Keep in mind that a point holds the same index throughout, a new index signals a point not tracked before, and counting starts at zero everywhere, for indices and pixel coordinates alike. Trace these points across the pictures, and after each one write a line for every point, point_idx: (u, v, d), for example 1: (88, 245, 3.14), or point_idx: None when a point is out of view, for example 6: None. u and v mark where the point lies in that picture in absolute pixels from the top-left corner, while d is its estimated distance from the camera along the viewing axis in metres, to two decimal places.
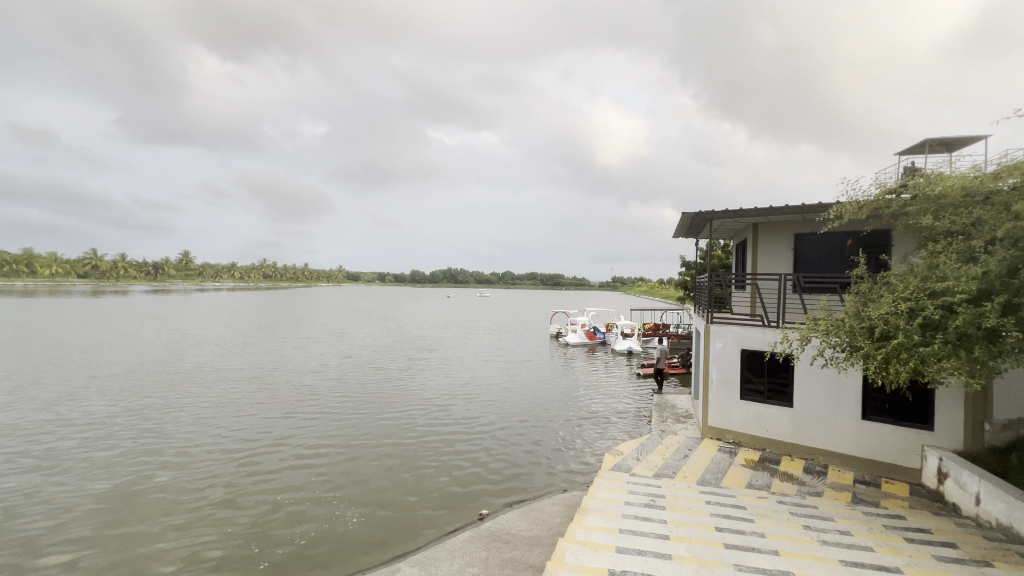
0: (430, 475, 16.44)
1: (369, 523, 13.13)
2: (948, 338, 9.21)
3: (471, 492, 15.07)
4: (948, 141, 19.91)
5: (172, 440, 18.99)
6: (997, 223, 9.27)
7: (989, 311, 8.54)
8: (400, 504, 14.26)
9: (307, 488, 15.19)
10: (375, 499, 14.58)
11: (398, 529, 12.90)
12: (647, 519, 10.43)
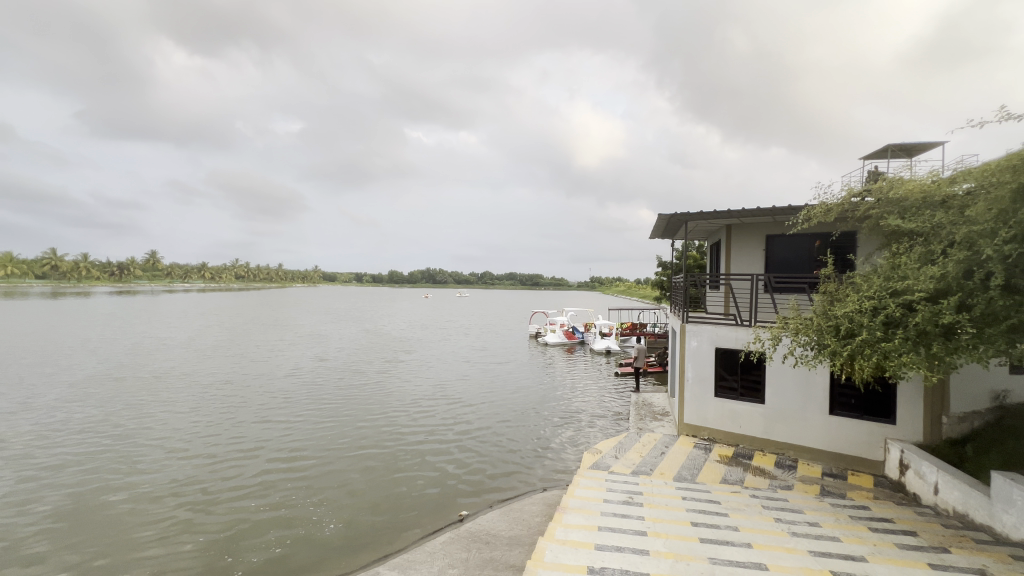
0: (301, 437, 13.49)
1: (174, 492, 10.14)
2: (736, 338, 10.92)
3: (311, 476, 10.92)
4: (911, 147, 14.54)
5: (96, 391, 19.91)
6: (949, 224, 7.01)
7: (941, 318, 6.12)
8: (232, 477, 11.04)
9: (160, 441, 13.34)
10: (217, 459, 11.90)
11: (211, 498, 10.08)
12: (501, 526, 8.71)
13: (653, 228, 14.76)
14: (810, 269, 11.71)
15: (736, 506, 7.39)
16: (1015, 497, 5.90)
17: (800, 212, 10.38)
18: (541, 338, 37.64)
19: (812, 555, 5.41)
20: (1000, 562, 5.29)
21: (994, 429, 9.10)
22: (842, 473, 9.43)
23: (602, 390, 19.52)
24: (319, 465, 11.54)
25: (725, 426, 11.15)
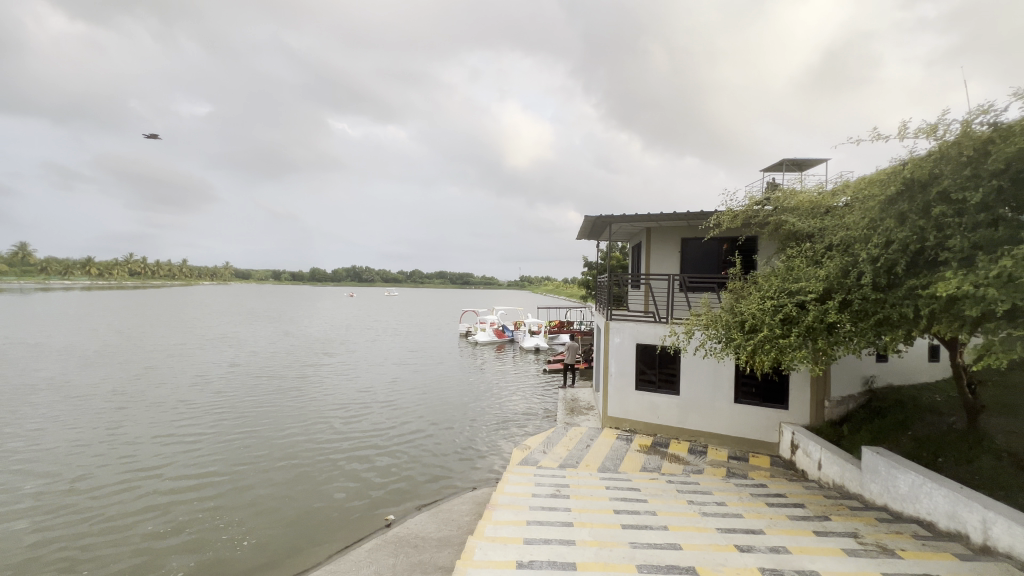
0: (209, 454, 12.41)
1: (54, 527, 8.82)
2: (655, 334, 11.62)
3: (222, 495, 10.10)
4: (802, 161, 16.45)
5: None
6: (833, 230, 7.97)
7: (829, 311, 6.88)
8: (123, 500, 9.86)
9: (29, 469, 11.54)
10: (106, 485, 10.57)
11: (100, 526, 8.87)
12: (430, 521, 8.57)
13: (580, 228, 15.24)
14: (719, 269, 12.73)
15: (654, 492, 7.88)
16: (880, 467, 6.83)
17: (711, 217, 11.25)
18: (471, 338, 37.63)
19: (719, 532, 5.91)
20: (868, 524, 6.11)
21: (864, 411, 10.50)
22: (744, 455, 10.38)
23: (531, 388, 19.91)
24: (236, 482, 10.71)
25: (645, 417, 11.84)
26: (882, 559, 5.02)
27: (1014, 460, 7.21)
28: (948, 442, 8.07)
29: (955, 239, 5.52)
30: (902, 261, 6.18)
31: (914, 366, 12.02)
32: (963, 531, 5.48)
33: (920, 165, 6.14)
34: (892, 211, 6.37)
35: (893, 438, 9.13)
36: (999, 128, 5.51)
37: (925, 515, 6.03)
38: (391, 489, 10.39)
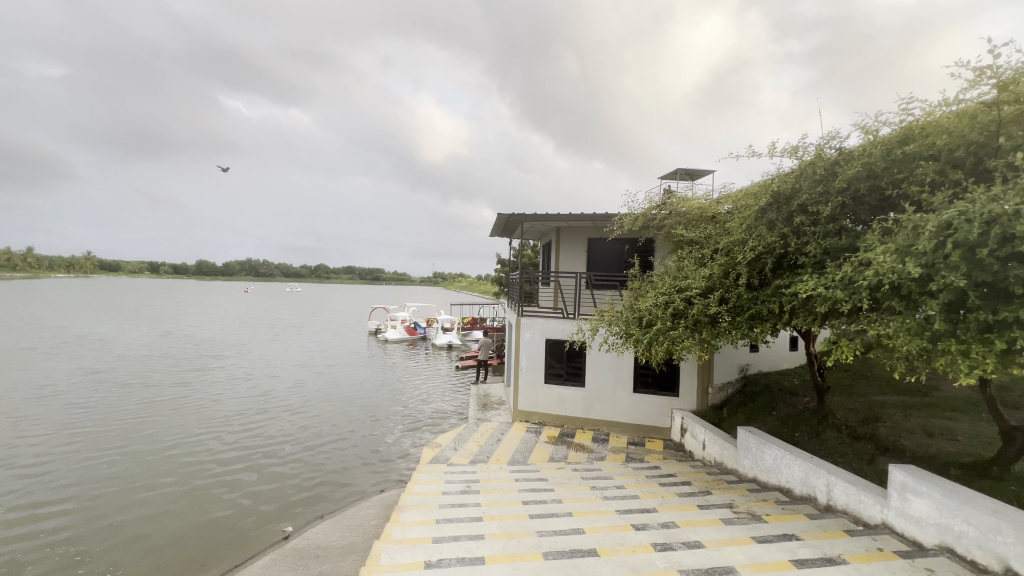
0: (63, 476, 10.63)
1: None
2: (563, 330, 12.11)
3: (81, 523, 8.70)
4: (692, 171, 18.19)
5: None
6: (717, 234, 8.88)
7: (712, 305, 7.65)
8: None
9: None
10: None
11: None
12: (336, 528, 8.14)
13: (493, 226, 15.40)
14: (621, 269, 13.61)
15: (560, 481, 8.22)
16: (751, 444, 7.76)
17: (614, 220, 11.99)
18: (381, 335, 36.34)
19: (618, 514, 6.34)
20: (741, 496, 6.92)
21: (740, 395, 11.88)
22: (641, 440, 11.22)
23: (443, 386, 19.74)
24: (100, 507, 9.30)
25: (553, 410, 12.30)
26: (752, 525, 5.71)
27: (850, 431, 8.61)
28: (803, 420, 9.42)
29: (810, 245, 6.41)
30: (769, 263, 7.05)
31: (778, 355, 13.85)
32: (813, 494, 6.42)
33: (785, 180, 7.14)
34: (764, 220, 7.27)
35: (761, 418, 10.44)
36: (843, 152, 6.53)
37: (785, 483, 6.96)
38: (292, 498, 9.70)
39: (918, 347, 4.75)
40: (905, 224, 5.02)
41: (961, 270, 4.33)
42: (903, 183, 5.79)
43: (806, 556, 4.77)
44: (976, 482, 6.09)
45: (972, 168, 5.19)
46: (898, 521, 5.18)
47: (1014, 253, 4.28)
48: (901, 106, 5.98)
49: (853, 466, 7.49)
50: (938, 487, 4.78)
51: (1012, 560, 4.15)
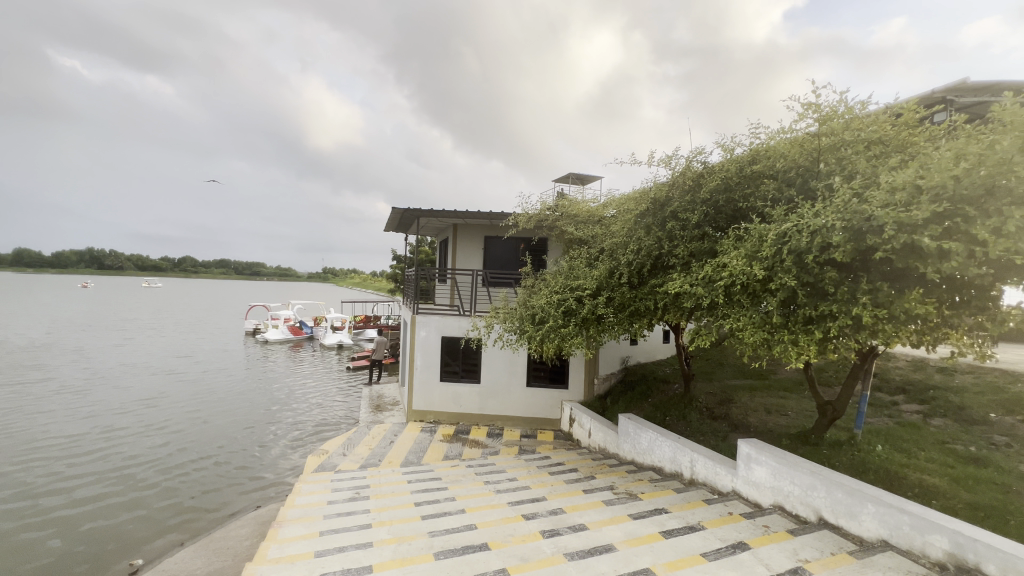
0: None
1: None
2: (459, 327, 12.09)
3: None
4: (582, 176, 19.38)
5: None
6: (603, 236, 9.52)
7: (600, 302, 8.13)
8: None
9: None
10: None
11: None
12: (202, 553, 7.23)
13: (387, 221, 14.82)
14: (516, 266, 13.97)
15: (455, 479, 8.19)
16: (630, 429, 8.46)
17: (510, 218, 12.25)
18: (260, 336, 33.09)
19: (509, 506, 6.49)
20: (621, 477, 7.52)
21: (621, 385, 12.93)
22: (534, 432, 11.65)
23: (332, 389, 18.57)
24: None
25: (448, 407, 12.23)
26: (629, 503, 6.22)
27: (709, 412, 9.83)
28: (672, 404, 10.52)
29: (679, 249, 7.15)
30: (647, 264, 7.73)
31: (653, 347, 15.29)
32: (679, 471, 7.20)
33: (660, 189, 7.88)
34: (643, 225, 7.95)
35: (639, 404, 11.46)
36: (707, 165, 7.38)
37: (657, 462, 7.72)
38: (146, 525, 8.41)
39: (762, 337, 5.54)
40: (752, 233, 5.83)
41: (792, 273, 5.17)
42: (751, 196, 6.72)
43: (673, 526, 5.32)
44: (800, 448, 7.33)
45: (801, 186, 6.19)
46: (744, 488, 6.03)
47: (829, 259, 5.21)
48: (751, 130, 6.92)
49: (712, 442, 8.55)
50: (774, 456, 5.64)
51: (823, 511, 5.07)
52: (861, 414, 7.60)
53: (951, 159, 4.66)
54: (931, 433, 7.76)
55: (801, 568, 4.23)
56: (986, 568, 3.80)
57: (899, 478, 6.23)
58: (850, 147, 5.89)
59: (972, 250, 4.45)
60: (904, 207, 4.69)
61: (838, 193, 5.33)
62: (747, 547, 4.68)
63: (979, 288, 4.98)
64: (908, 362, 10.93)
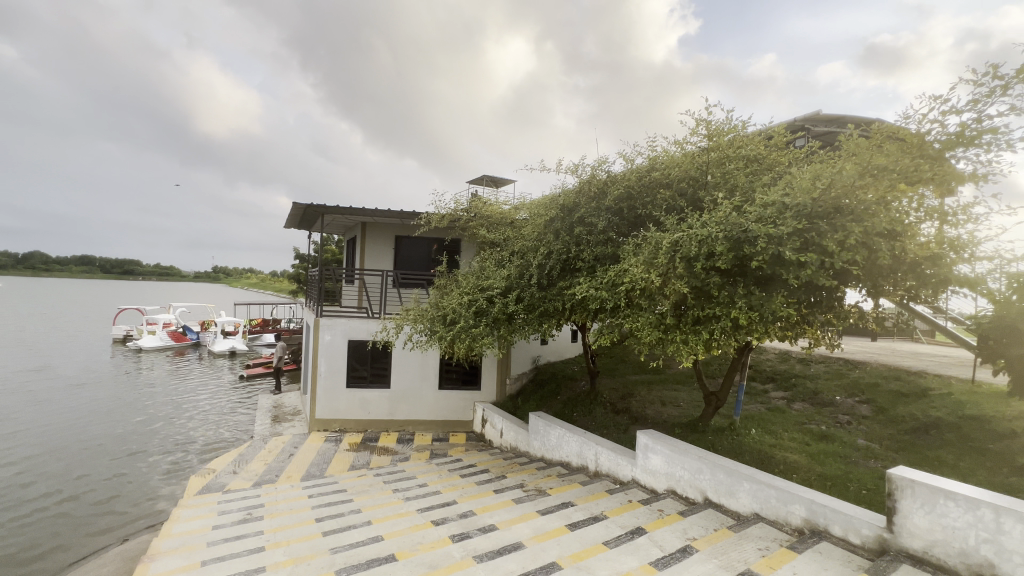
0: None
1: None
2: (367, 330, 11.58)
3: None
4: (496, 179, 19.65)
5: None
6: (514, 238, 9.69)
7: (512, 302, 8.22)
8: None
9: None
10: None
11: None
12: None
13: (287, 217, 13.77)
14: (429, 267, 13.72)
15: (361, 489, 7.80)
16: (540, 427, 8.67)
17: (421, 218, 12.00)
18: (133, 343, 29.01)
19: (418, 513, 6.32)
20: (530, 475, 7.69)
21: (532, 384, 13.26)
22: (445, 436, 11.50)
23: (222, 400, 16.80)
24: None
25: (355, 415, 11.64)
26: (537, 500, 6.37)
27: (613, 406, 10.43)
28: (580, 401, 10.99)
29: (584, 254, 7.49)
30: (557, 266, 7.97)
31: (562, 346, 15.89)
32: (586, 464, 7.52)
33: (568, 194, 8.22)
34: (551, 229, 8.24)
35: (549, 402, 11.82)
36: (610, 174, 7.82)
37: (565, 457, 8.01)
38: None
39: (657, 336, 5.97)
40: (650, 240, 6.24)
41: (682, 277, 5.63)
42: (649, 205, 7.23)
43: (578, 518, 5.54)
44: (690, 436, 8.04)
45: (690, 198, 6.81)
46: (643, 476, 6.46)
47: (714, 266, 5.72)
48: (649, 142, 7.47)
49: (614, 435, 9.08)
50: (667, 444, 6.11)
51: (708, 492, 5.59)
52: (739, 402, 8.53)
53: (808, 179, 5.40)
54: (793, 415, 8.94)
55: (689, 546, 4.61)
56: (833, 529, 4.45)
57: (768, 457, 7.10)
58: (731, 164, 6.60)
59: (823, 258, 5.19)
60: (773, 220, 5.32)
61: (721, 206, 5.91)
62: (644, 531, 5.01)
63: (828, 289, 5.83)
64: (776, 355, 12.50)
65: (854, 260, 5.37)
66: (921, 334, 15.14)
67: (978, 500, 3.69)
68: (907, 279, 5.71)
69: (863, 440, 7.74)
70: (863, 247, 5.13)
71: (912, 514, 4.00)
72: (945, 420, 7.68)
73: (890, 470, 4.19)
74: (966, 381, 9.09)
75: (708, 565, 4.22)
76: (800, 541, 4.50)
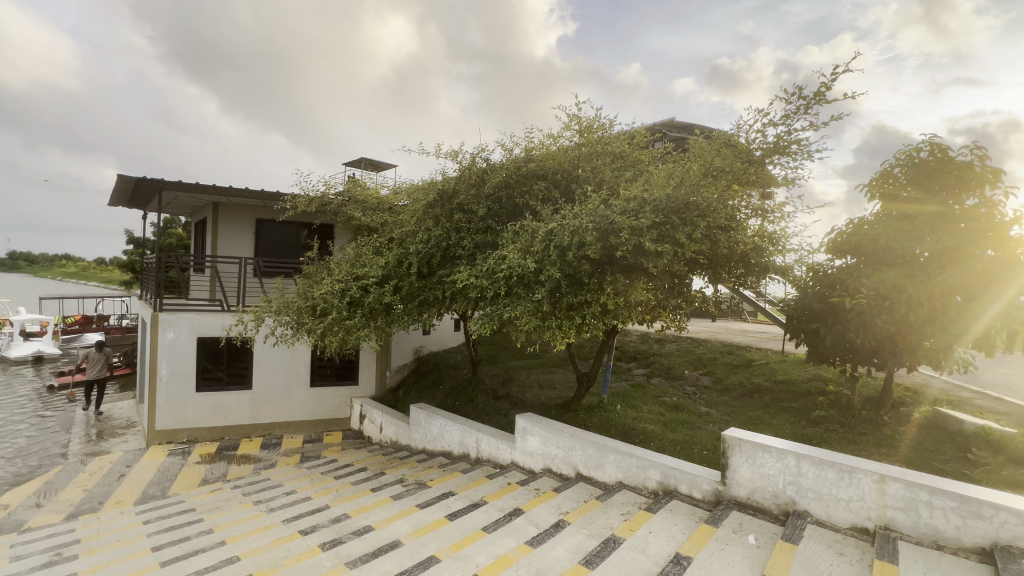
0: None
1: None
2: (221, 326, 10.16)
3: None
4: (375, 162, 18.73)
5: None
6: (392, 223, 9.21)
7: (391, 292, 7.82)
8: None
9: None
10: None
11: None
12: None
13: (112, 193, 11.41)
14: (296, 254, 12.48)
15: (213, 506, 6.85)
16: (421, 419, 8.48)
17: (286, 200, 10.88)
18: None
19: (284, 524, 5.74)
20: (411, 468, 7.50)
21: (413, 376, 13.01)
22: (319, 436, 10.69)
23: (20, 419, 13.51)
24: None
25: (209, 422, 10.21)
26: (417, 494, 6.21)
27: (494, 392, 10.63)
28: (462, 389, 11.02)
29: (465, 241, 7.43)
30: (436, 254, 7.79)
31: (444, 336, 15.77)
32: (467, 452, 7.55)
33: (448, 181, 8.03)
34: (431, 216, 7.99)
35: (431, 393, 11.65)
36: (489, 162, 7.81)
37: (446, 447, 7.96)
38: None
39: (534, 323, 6.10)
40: (527, 228, 6.38)
41: (557, 267, 5.86)
42: (527, 194, 7.38)
43: (458, 507, 5.53)
44: (564, 415, 8.54)
45: (564, 190, 7.12)
46: (521, 459, 6.68)
47: (585, 256, 6.04)
48: (527, 133, 7.60)
49: (495, 420, 9.27)
50: (544, 426, 6.38)
51: (579, 467, 5.97)
52: (606, 381, 9.29)
53: (663, 178, 5.97)
54: (651, 390, 10.00)
55: (562, 520, 4.88)
56: (681, 488, 5.05)
57: (630, 429, 7.84)
58: (598, 158, 7.03)
59: (676, 249, 5.75)
60: (634, 212, 5.77)
61: (590, 197, 6.28)
62: (521, 512, 5.17)
63: (680, 276, 6.56)
64: (638, 336, 13.88)
65: (699, 252, 6.10)
66: (746, 313, 18.04)
67: (786, 450, 4.45)
68: (738, 268, 6.67)
69: (705, 407, 8.96)
70: (704, 240, 5.86)
71: (740, 467, 4.70)
72: (764, 385, 9.23)
73: (725, 432, 4.86)
74: (778, 352, 11.03)
75: (578, 536, 4.49)
76: (655, 502, 5.03)
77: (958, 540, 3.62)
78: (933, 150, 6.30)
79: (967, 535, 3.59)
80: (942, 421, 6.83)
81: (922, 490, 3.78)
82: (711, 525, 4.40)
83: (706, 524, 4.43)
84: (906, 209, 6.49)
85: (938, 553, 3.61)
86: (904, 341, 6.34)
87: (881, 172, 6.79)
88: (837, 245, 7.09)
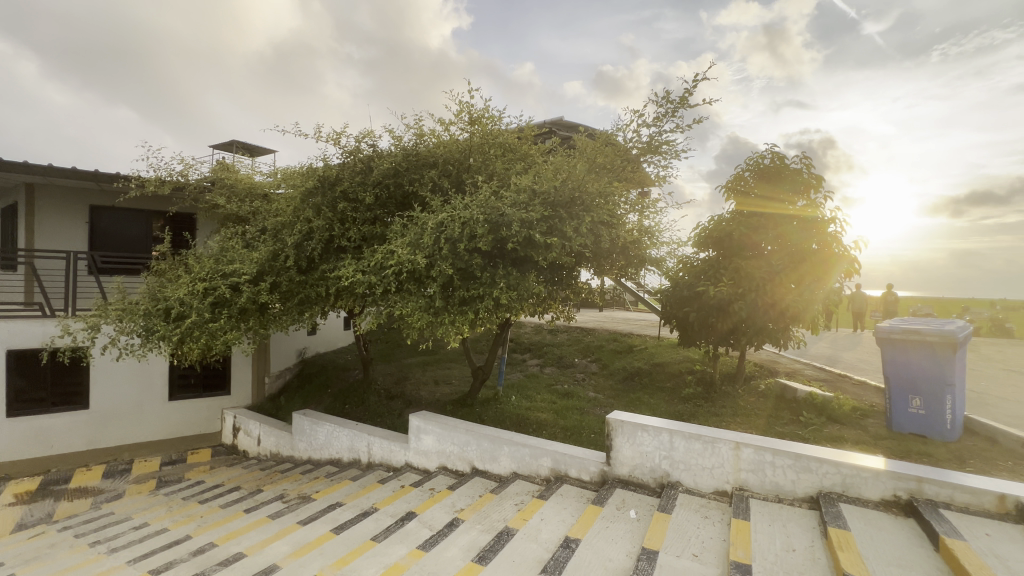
0: None
1: None
2: (42, 334, 8.33)
3: None
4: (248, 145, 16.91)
5: None
6: (265, 213, 8.27)
7: (265, 291, 7.00)
8: None
9: None
10: None
11: None
12: None
13: None
14: (145, 248, 10.71)
15: (32, 555, 5.59)
16: (305, 427, 7.81)
17: (130, 182, 9.25)
18: None
19: (131, 565, 4.88)
20: (293, 481, 6.86)
21: (297, 380, 11.99)
22: (181, 456, 9.34)
23: None
24: None
25: (27, 454, 8.34)
26: (299, 509, 5.68)
27: (387, 392, 10.19)
28: (352, 392, 10.39)
29: (351, 232, 7.00)
30: (318, 246, 7.15)
31: (331, 335, 14.77)
32: (357, 457, 7.11)
33: (330, 167, 7.39)
34: (310, 205, 7.33)
35: (317, 398, 10.81)
36: (376, 149, 7.35)
37: (334, 454, 7.42)
38: None
39: (427, 320, 5.90)
40: (416, 220, 6.14)
41: (448, 261, 5.74)
42: (417, 183, 7.09)
43: (346, 518, 5.16)
44: (460, 411, 8.46)
45: (454, 181, 7.01)
46: (415, 459, 6.46)
47: (476, 248, 6.01)
48: (416, 120, 7.28)
49: (388, 421, 8.88)
50: (438, 424, 6.23)
51: (475, 462, 5.93)
52: (500, 373, 9.39)
53: (551, 172, 6.13)
54: (545, 379, 10.36)
55: (456, 518, 4.79)
56: (571, 472, 5.26)
57: (525, 419, 8.01)
58: (489, 150, 7.03)
59: (564, 242, 5.93)
60: (524, 205, 5.84)
61: (482, 188, 6.20)
62: (414, 515, 4.98)
63: (568, 268, 6.83)
64: (532, 327, 14.32)
65: (584, 244, 6.35)
66: (629, 303, 19.58)
67: (662, 428, 4.84)
68: (619, 260, 7.12)
69: (592, 392, 9.50)
70: (589, 233, 6.15)
71: (622, 447, 5.02)
72: (643, 368, 10.07)
73: (609, 415, 5.14)
74: (655, 337, 12.12)
75: (472, 533, 4.44)
76: (547, 489, 5.18)
77: (794, 492, 4.24)
78: (773, 158, 7.30)
79: (800, 487, 4.21)
80: (782, 390, 8.03)
81: (767, 453, 4.35)
82: (597, 505, 4.64)
83: (593, 505, 4.66)
84: (754, 208, 7.42)
85: (779, 505, 4.20)
86: (753, 325, 7.28)
87: (735, 176, 7.69)
88: (700, 240, 7.91)
